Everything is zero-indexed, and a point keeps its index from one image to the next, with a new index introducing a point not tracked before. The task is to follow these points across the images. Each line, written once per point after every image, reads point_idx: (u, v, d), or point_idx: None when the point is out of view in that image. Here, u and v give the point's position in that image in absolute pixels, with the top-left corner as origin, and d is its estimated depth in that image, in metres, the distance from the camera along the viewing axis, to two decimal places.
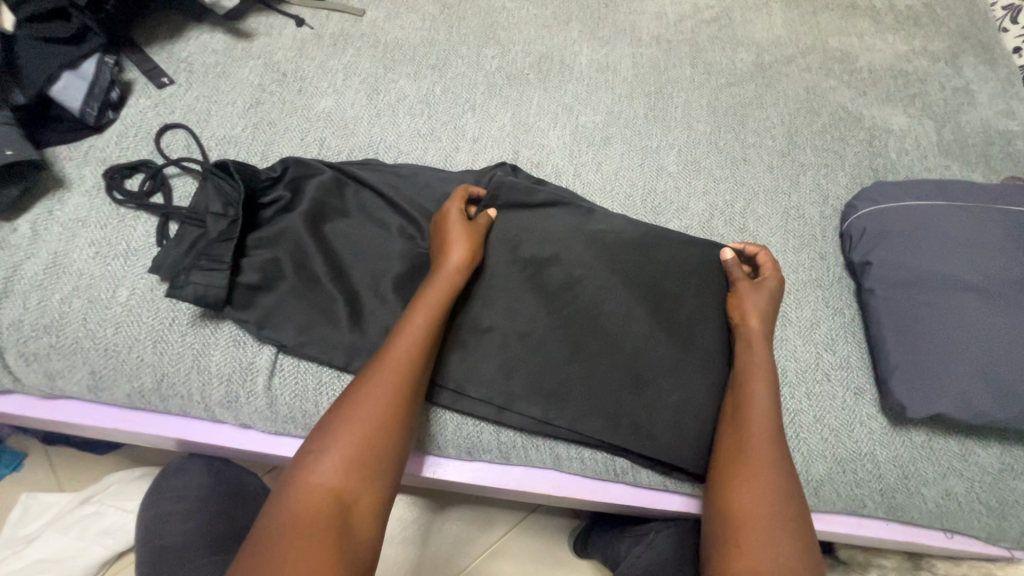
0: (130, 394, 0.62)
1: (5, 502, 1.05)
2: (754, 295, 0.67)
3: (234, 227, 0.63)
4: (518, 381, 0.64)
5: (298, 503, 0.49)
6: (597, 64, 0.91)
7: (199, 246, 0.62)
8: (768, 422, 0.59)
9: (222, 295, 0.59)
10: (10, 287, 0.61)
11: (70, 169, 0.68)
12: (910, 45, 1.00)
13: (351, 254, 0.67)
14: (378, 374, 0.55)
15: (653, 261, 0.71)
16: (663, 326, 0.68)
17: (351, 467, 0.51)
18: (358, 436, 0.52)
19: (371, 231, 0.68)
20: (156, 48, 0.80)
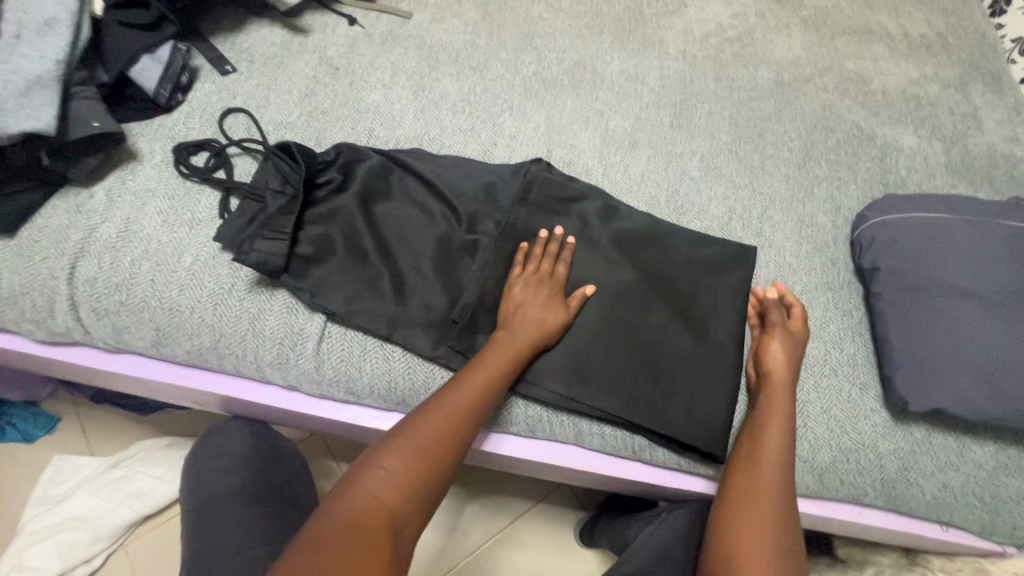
0: (189, 352, 0.67)
1: (38, 462, 1.10)
2: (779, 342, 0.71)
3: (294, 203, 0.68)
4: (545, 360, 0.69)
5: (358, 502, 0.51)
6: (627, 74, 0.97)
7: (260, 219, 0.67)
8: (775, 466, 0.62)
9: (281, 263, 0.65)
10: (86, 247, 0.67)
11: (142, 144, 0.74)
12: (922, 71, 1.06)
13: (397, 234, 0.72)
14: (455, 394, 0.59)
15: (676, 257, 0.76)
16: (683, 316, 0.73)
17: (416, 478, 0.53)
18: (428, 447, 0.55)
19: (415, 215, 0.74)
20: (221, 38, 0.87)
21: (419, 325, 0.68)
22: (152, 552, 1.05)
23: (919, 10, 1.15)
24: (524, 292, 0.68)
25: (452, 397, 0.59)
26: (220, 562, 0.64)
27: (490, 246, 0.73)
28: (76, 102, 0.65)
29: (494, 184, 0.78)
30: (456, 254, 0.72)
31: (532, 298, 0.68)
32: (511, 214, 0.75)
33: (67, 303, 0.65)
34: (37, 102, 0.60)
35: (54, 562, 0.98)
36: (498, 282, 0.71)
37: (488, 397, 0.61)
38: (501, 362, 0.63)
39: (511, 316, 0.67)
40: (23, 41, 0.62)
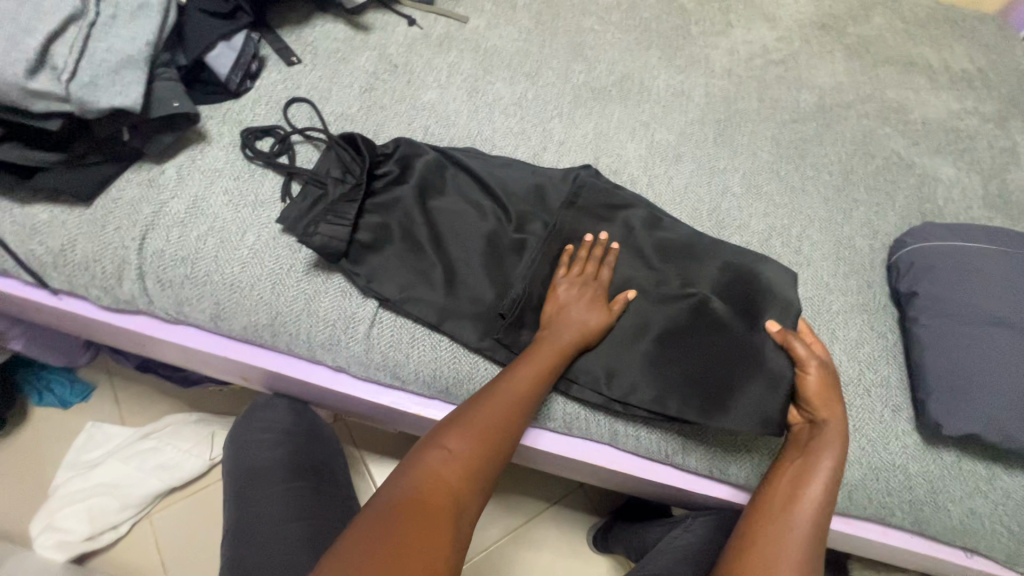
0: (246, 327, 0.70)
1: (71, 428, 1.13)
2: (819, 373, 0.68)
3: (356, 191, 0.71)
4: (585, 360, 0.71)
5: (424, 478, 0.53)
6: (674, 89, 0.99)
7: (323, 205, 0.70)
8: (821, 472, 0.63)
9: (341, 248, 0.68)
10: (156, 220, 0.70)
11: (211, 126, 0.77)
12: (963, 104, 1.08)
13: (450, 228, 0.74)
14: (511, 384, 0.62)
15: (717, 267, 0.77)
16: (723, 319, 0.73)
17: (478, 460, 0.56)
18: (488, 433, 0.58)
19: (468, 211, 0.76)
20: (287, 31, 0.90)
21: (467, 317, 0.70)
22: (176, 523, 1.07)
23: (961, 45, 1.17)
24: (572, 294, 0.70)
25: (508, 389, 0.61)
26: (262, 530, 0.67)
27: (538, 246, 0.75)
28: (159, 82, 0.69)
29: (545, 186, 0.80)
30: (505, 251, 0.74)
31: (575, 301, 0.70)
32: (561, 216, 0.77)
33: (136, 272, 0.69)
34: (127, 80, 0.63)
35: (84, 525, 1.00)
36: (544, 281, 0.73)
37: (541, 390, 0.63)
38: (554, 357, 0.65)
39: (558, 317, 0.69)
40: (118, 21, 0.65)
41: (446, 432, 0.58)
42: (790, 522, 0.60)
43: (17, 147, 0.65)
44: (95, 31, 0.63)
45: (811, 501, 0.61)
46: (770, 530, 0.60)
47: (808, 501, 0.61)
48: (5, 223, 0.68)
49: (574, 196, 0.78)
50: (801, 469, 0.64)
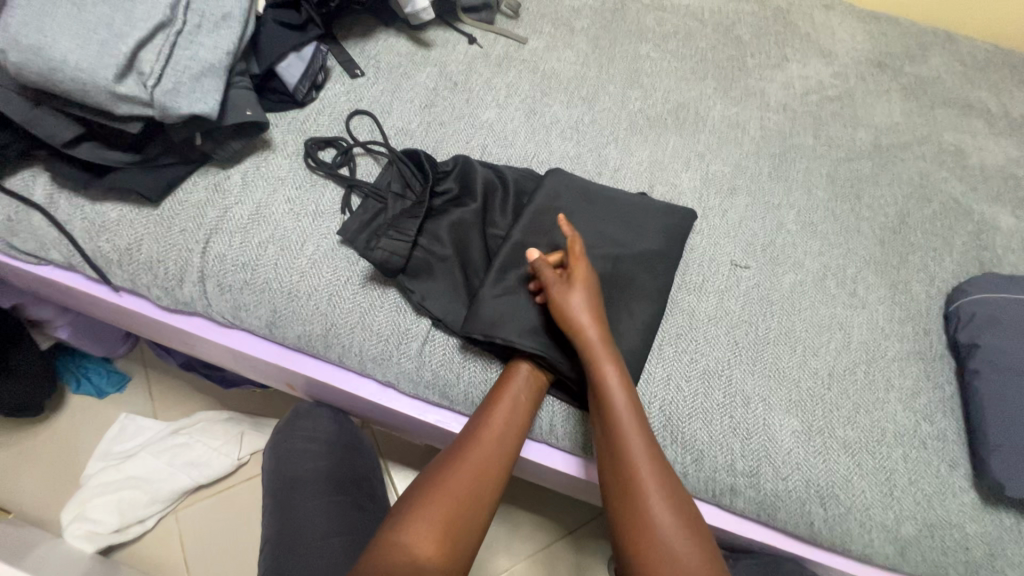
0: (299, 336, 0.70)
1: (105, 418, 1.14)
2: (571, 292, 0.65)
3: (417, 208, 0.71)
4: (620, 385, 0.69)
5: (393, 560, 0.54)
6: (729, 121, 0.98)
7: (384, 219, 0.70)
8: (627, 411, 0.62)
9: (401, 264, 0.67)
10: (220, 225, 0.71)
11: (277, 135, 0.79)
12: (1021, 151, 1.05)
13: (512, 245, 0.72)
14: (472, 453, 0.61)
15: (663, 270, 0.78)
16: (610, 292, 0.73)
17: (447, 533, 0.56)
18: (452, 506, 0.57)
19: (527, 225, 0.73)
20: (351, 44, 0.92)
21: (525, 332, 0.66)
22: (201, 521, 1.07)
23: (1021, 90, 1.15)
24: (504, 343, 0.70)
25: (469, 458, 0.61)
26: (305, 543, 0.68)
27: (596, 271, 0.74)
28: (235, 90, 0.70)
29: (603, 209, 0.78)
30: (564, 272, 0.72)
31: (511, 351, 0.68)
32: (617, 246, 0.76)
33: (197, 275, 0.70)
34: (207, 87, 0.64)
35: (113, 517, 1.00)
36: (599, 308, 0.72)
37: (506, 453, 0.62)
38: (515, 414, 0.64)
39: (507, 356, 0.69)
40: (202, 30, 0.66)
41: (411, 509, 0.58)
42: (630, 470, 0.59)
43: (96, 145, 0.67)
44: (181, 39, 0.64)
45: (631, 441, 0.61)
46: (617, 474, 0.60)
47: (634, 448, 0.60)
48: (76, 219, 0.70)
49: (630, 224, 0.78)
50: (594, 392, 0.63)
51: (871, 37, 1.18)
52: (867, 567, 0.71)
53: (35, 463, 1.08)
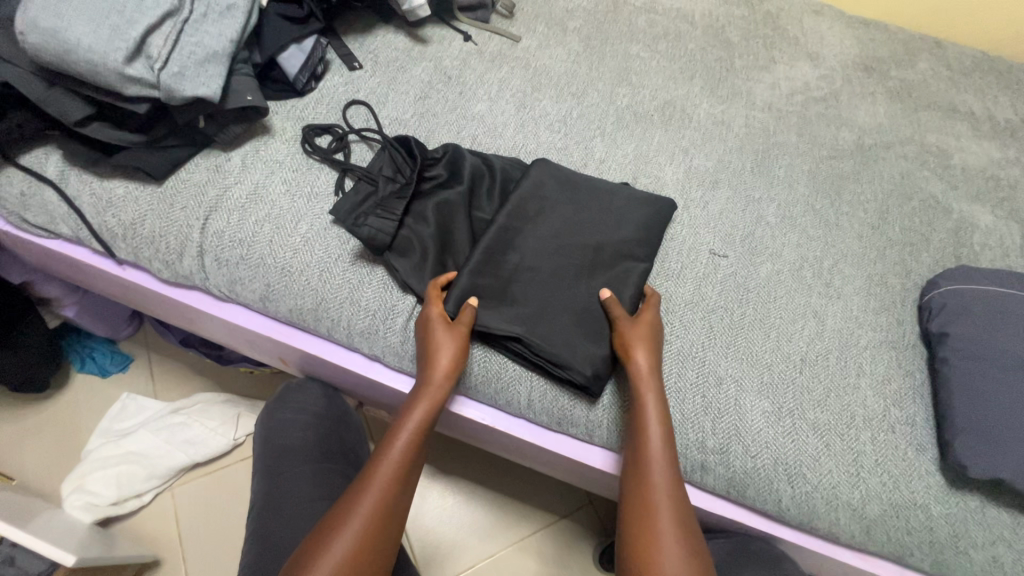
0: (291, 310, 0.74)
1: (107, 396, 1.18)
2: (641, 334, 0.69)
3: (406, 189, 0.74)
4: (603, 361, 0.70)
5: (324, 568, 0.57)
6: (714, 118, 1.01)
7: (374, 200, 0.74)
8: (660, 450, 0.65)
9: (387, 241, 0.71)
10: (220, 204, 0.75)
11: (277, 121, 0.83)
12: (1004, 153, 1.07)
13: (497, 227, 0.74)
14: (373, 484, 0.62)
15: (645, 240, 0.79)
16: (592, 267, 0.75)
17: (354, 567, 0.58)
18: (357, 541, 0.59)
19: (511, 213, 0.76)
20: (351, 39, 0.96)
21: (506, 321, 0.70)
22: (197, 498, 1.10)
23: (1006, 95, 1.17)
24: (422, 328, 0.69)
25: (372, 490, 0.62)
26: (291, 504, 0.73)
27: (578, 256, 0.75)
28: (237, 76, 0.74)
29: (587, 197, 0.79)
30: (547, 259, 0.74)
31: (429, 342, 0.67)
32: (603, 232, 0.77)
33: (196, 250, 0.73)
34: (210, 72, 0.68)
35: (111, 490, 1.04)
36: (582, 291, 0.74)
37: (404, 476, 0.65)
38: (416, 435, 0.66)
39: (423, 359, 0.68)
40: (207, 18, 0.70)
41: (316, 548, 0.59)
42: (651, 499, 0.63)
43: (105, 126, 0.71)
44: (187, 26, 0.69)
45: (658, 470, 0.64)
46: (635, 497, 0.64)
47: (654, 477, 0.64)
48: (85, 195, 0.74)
49: (614, 211, 0.79)
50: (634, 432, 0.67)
51: (859, 42, 1.21)
52: (833, 547, 0.74)
53: (40, 438, 1.12)
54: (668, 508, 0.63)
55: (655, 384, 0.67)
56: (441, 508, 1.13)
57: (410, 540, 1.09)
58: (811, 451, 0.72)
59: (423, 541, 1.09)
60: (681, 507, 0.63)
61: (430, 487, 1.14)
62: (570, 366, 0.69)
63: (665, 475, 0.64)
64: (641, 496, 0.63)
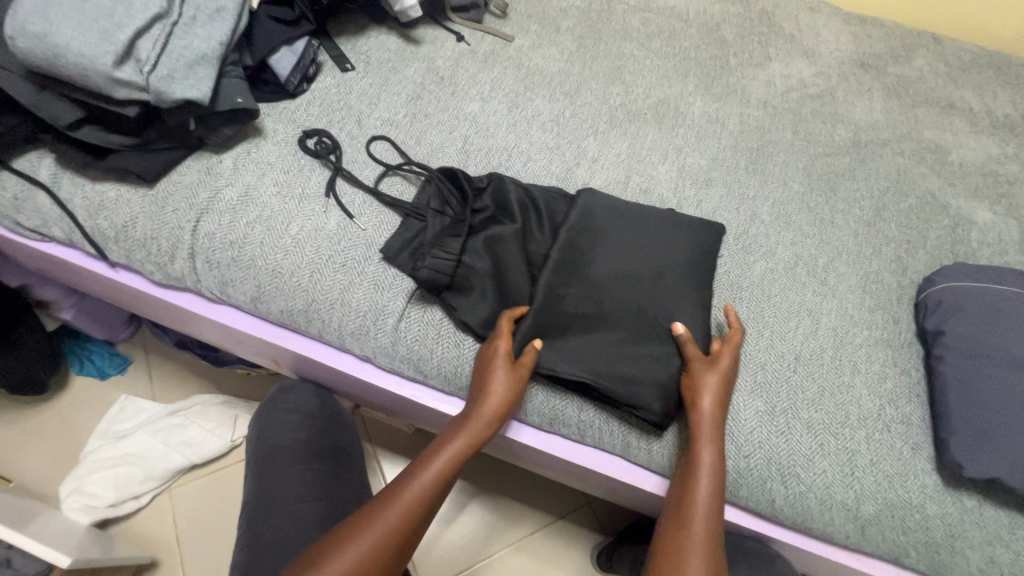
0: (282, 311, 0.74)
1: (106, 398, 1.18)
2: (712, 375, 0.68)
3: (458, 226, 0.73)
4: (672, 398, 0.69)
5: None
6: (708, 116, 1.01)
7: (426, 238, 0.73)
8: (708, 492, 0.64)
9: (443, 281, 0.70)
10: (211, 205, 0.75)
11: (269, 123, 0.83)
12: (1003, 149, 1.06)
13: (554, 262, 0.72)
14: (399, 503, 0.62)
15: (701, 267, 0.76)
16: (646, 291, 0.73)
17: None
18: (366, 555, 0.58)
19: (564, 246, 0.73)
20: (344, 40, 0.96)
21: (569, 360, 0.69)
22: (194, 500, 1.11)
23: (1005, 90, 1.15)
24: (485, 357, 0.68)
25: (396, 506, 0.62)
26: (282, 505, 0.73)
27: (635, 285, 0.73)
28: (228, 79, 0.74)
29: (639, 225, 0.77)
30: (606, 291, 0.72)
31: (489, 373, 0.67)
32: (657, 258, 0.75)
33: (187, 252, 0.74)
34: (199, 75, 0.69)
35: (109, 492, 1.04)
36: (645, 322, 0.71)
37: (430, 504, 0.64)
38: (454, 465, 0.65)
39: (478, 389, 0.68)
40: (197, 21, 0.71)
41: (327, 551, 0.59)
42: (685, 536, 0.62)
43: (97, 129, 0.71)
44: (176, 29, 0.69)
45: (701, 510, 0.63)
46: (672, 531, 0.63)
47: (696, 517, 0.63)
48: (77, 198, 0.74)
49: (665, 236, 0.76)
50: (686, 469, 0.66)
51: (855, 39, 1.20)
52: (828, 546, 0.73)
53: (39, 440, 1.13)
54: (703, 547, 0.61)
55: (716, 430, 0.66)
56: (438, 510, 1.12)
57: None
58: (803, 451, 0.71)
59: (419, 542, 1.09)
60: (714, 554, 0.61)
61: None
62: (643, 406, 0.68)
63: (706, 520, 0.62)
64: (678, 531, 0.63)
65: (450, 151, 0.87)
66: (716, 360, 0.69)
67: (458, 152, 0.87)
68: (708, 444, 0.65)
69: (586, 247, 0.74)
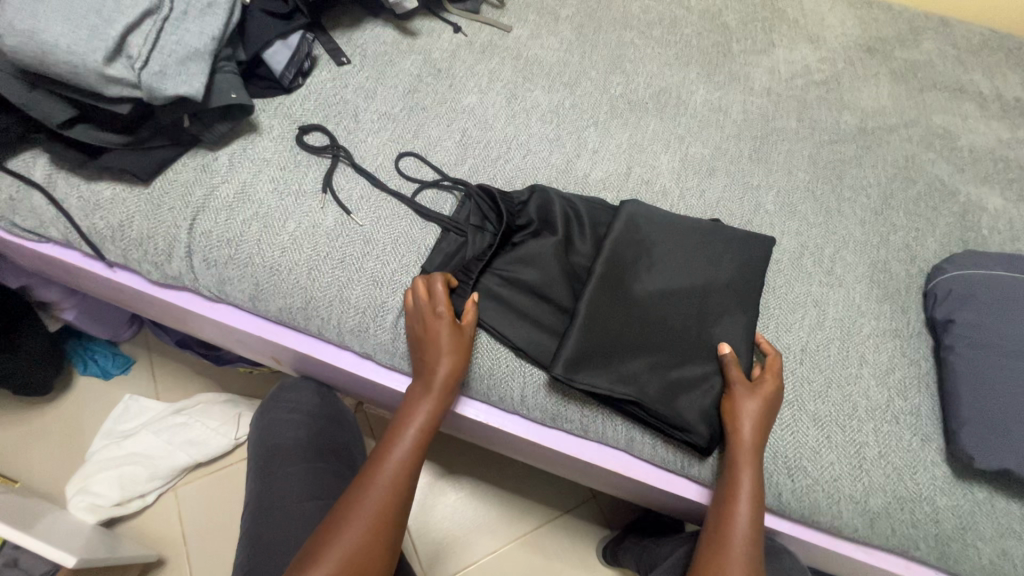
0: (281, 309, 0.74)
1: (110, 397, 1.18)
2: (752, 399, 0.66)
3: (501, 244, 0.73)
4: (717, 421, 0.69)
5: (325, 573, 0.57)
6: (711, 105, 0.99)
7: (465, 255, 0.73)
8: (749, 520, 0.63)
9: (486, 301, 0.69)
10: (207, 203, 0.74)
11: (264, 119, 0.82)
12: (1014, 133, 1.03)
13: (596, 277, 0.71)
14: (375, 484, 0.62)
15: (746, 283, 0.75)
16: (684, 308, 0.72)
17: (352, 573, 0.58)
18: (361, 537, 0.59)
19: (609, 261, 0.72)
20: (339, 34, 0.95)
21: (615, 380, 0.67)
22: (199, 498, 1.11)
23: (1016, 73, 1.13)
24: (421, 323, 0.67)
25: (374, 489, 0.62)
26: (283, 504, 0.74)
27: (676, 304, 0.72)
28: (221, 74, 0.73)
29: (684, 239, 0.76)
30: (649, 310, 0.71)
31: (432, 337, 0.66)
32: (702, 276, 0.74)
33: (184, 250, 0.73)
34: (191, 71, 0.68)
35: (115, 491, 1.04)
36: (688, 339, 0.71)
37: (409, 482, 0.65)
38: (420, 436, 0.66)
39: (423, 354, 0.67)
40: (188, 16, 0.70)
41: (326, 535, 0.60)
42: (726, 560, 0.62)
43: (91, 127, 0.71)
44: (167, 24, 0.68)
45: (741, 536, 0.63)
46: (711, 555, 0.64)
47: (737, 543, 0.62)
48: (72, 197, 0.74)
49: (710, 252, 0.76)
50: (724, 495, 0.66)
51: (861, 23, 1.17)
52: (836, 540, 0.72)
53: (45, 440, 1.13)
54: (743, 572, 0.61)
55: (756, 454, 0.65)
56: (443, 505, 1.12)
57: (412, 537, 1.08)
58: (810, 445, 0.70)
59: (425, 538, 1.08)
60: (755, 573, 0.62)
61: (432, 484, 1.13)
62: (689, 428, 0.67)
63: (748, 544, 0.63)
64: (716, 556, 0.63)
65: (448, 144, 0.86)
66: (757, 384, 0.68)
67: (456, 145, 0.86)
68: (747, 472, 0.65)
69: (603, 247, 0.73)
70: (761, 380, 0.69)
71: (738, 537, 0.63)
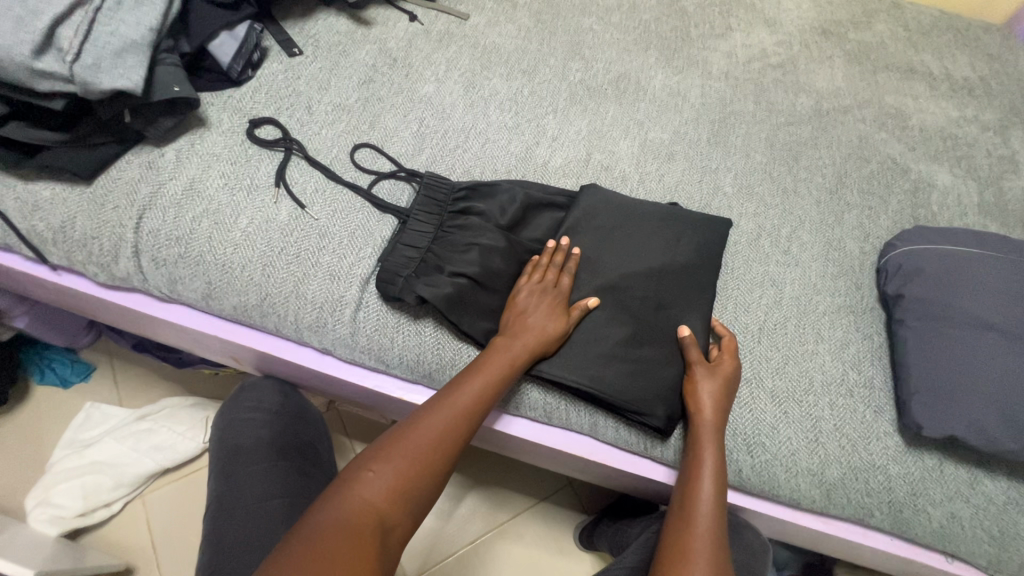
0: (236, 307, 0.72)
1: (69, 405, 1.15)
2: (708, 379, 0.68)
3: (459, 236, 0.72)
4: (676, 403, 0.70)
5: (358, 498, 0.53)
6: (669, 90, 0.99)
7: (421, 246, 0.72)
8: (711, 488, 0.64)
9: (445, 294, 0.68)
10: (153, 201, 0.72)
11: (213, 113, 0.80)
12: (962, 112, 1.06)
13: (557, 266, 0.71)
14: (422, 431, 0.58)
15: (704, 264, 0.76)
16: (644, 292, 0.73)
17: (384, 507, 0.53)
18: (401, 474, 0.56)
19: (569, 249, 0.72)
20: (290, 24, 0.93)
21: (573, 366, 0.68)
22: (168, 504, 1.09)
23: (964, 53, 1.15)
24: (523, 298, 0.69)
25: (421, 433, 0.58)
26: (245, 507, 0.73)
27: (637, 288, 0.73)
28: (162, 67, 0.71)
29: (640, 222, 0.76)
30: (609, 295, 0.72)
31: (532, 305, 0.68)
32: (661, 259, 0.75)
33: (131, 250, 0.71)
34: (129, 63, 0.65)
35: (77, 502, 1.02)
36: (647, 323, 0.72)
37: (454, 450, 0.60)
38: (484, 396, 0.62)
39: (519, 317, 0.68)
40: (123, 7, 0.67)
41: (370, 460, 0.56)
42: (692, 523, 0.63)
43: (25, 125, 0.68)
44: (100, 15, 0.65)
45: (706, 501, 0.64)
46: (679, 518, 0.64)
47: (702, 509, 0.63)
48: (9, 200, 0.71)
49: (668, 235, 0.76)
50: (687, 466, 0.67)
51: (816, 6, 1.19)
52: (797, 513, 0.74)
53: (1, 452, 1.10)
54: (710, 536, 0.62)
55: (717, 429, 0.67)
56: None
57: None
58: (770, 424, 0.71)
59: None
60: (721, 541, 0.62)
61: None
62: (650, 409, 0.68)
63: (712, 513, 0.63)
64: (682, 522, 0.63)
65: (406, 135, 0.85)
66: (717, 364, 0.70)
67: (413, 135, 0.85)
68: (712, 440, 0.66)
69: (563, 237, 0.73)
70: (721, 360, 0.70)
71: (701, 515, 0.63)
